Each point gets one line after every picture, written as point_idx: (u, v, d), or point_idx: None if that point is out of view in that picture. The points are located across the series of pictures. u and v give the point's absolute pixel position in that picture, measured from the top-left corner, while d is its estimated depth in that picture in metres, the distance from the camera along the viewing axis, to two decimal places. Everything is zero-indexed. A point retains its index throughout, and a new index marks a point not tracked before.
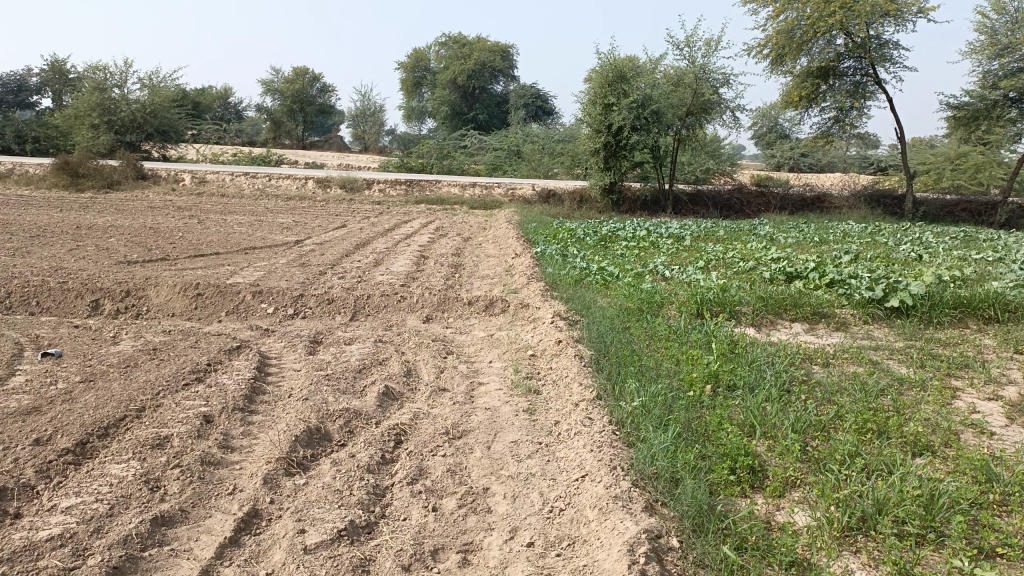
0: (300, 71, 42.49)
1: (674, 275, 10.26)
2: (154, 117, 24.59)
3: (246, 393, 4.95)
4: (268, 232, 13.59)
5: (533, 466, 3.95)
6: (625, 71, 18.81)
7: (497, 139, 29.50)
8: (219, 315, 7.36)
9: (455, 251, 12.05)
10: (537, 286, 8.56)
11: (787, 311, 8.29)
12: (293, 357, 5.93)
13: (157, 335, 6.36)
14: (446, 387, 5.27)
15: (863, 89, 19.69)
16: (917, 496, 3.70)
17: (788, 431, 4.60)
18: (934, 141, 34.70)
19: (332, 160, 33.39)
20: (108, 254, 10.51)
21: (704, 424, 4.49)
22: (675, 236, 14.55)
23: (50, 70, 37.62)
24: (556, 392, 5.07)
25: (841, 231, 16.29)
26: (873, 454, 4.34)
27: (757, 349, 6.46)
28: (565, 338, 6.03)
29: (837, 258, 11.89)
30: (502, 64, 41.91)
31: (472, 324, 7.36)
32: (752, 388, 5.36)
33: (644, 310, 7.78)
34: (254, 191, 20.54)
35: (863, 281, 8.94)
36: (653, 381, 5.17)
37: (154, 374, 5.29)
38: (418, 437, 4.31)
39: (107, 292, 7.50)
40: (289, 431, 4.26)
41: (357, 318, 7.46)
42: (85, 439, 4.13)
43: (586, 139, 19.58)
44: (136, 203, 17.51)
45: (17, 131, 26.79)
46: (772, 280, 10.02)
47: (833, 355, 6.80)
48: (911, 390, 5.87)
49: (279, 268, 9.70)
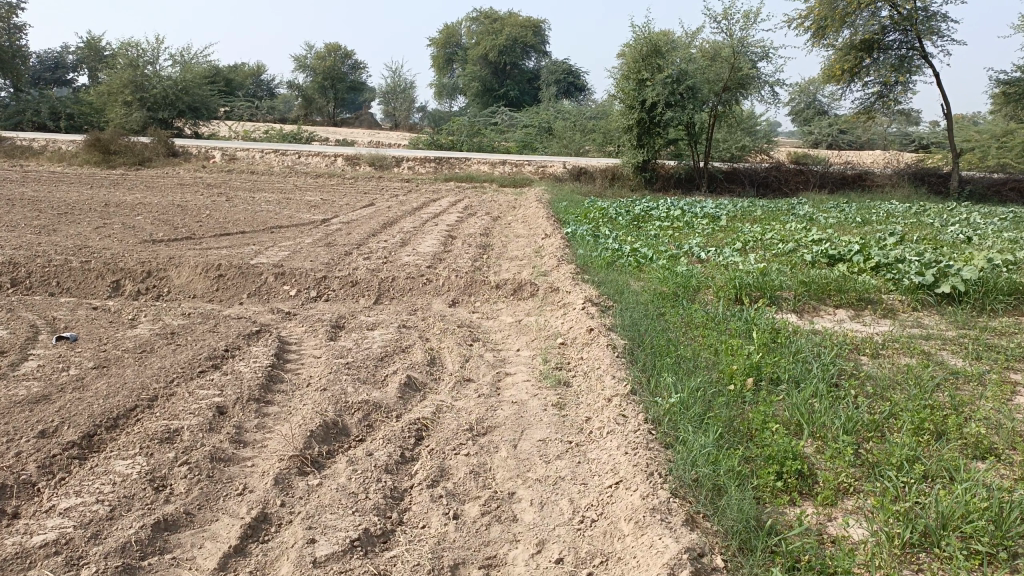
0: (332, 47, 42.29)
1: (710, 257, 9.88)
2: (185, 94, 24.55)
3: (262, 381, 4.73)
4: (295, 211, 13.41)
5: (563, 468, 3.68)
6: (660, 45, 18.25)
7: (528, 116, 29.05)
8: (240, 297, 7.15)
9: (484, 231, 11.77)
10: (568, 268, 8.26)
11: (831, 297, 7.89)
12: (314, 342, 5.71)
13: (176, 318, 6.17)
14: (472, 376, 5.01)
15: (909, 63, 18.92)
16: (986, 509, 3.36)
17: (837, 432, 4.27)
18: (979, 118, 33.56)
19: (362, 137, 33.21)
20: (134, 232, 10.39)
21: (748, 424, 4.18)
22: (711, 216, 14.11)
23: (86, 48, 37.90)
24: (587, 386, 4.77)
25: (885, 211, 15.69)
26: (933, 458, 4.00)
27: (801, 338, 6.10)
28: (597, 325, 5.71)
29: (882, 239, 11.39)
30: (534, 39, 41.28)
31: (499, 309, 7.07)
32: (798, 383, 5.03)
33: (680, 295, 7.45)
34: (284, 168, 20.42)
35: (912, 266, 8.48)
36: (692, 374, 4.86)
37: (169, 360, 5.10)
38: (440, 434, 4.05)
39: (127, 273, 7.34)
40: (304, 425, 4.02)
41: (381, 301, 7.22)
42: (92, 431, 3.95)
43: (619, 115, 19.09)
44: (165, 181, 17.46)
45: (52, 108, 26.94)
46: (813, 264, 9.59)
47: (882, 345, 6.42)
48: (967, 385, 5.49)
49: (305, 248, 9.48)
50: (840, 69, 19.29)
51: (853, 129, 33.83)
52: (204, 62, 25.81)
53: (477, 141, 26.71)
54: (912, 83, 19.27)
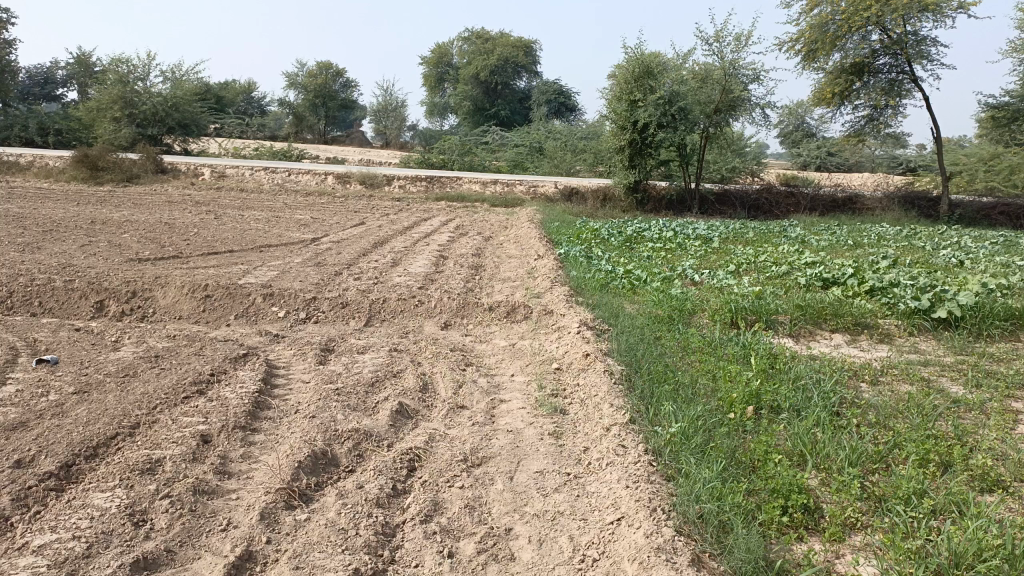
0: (323, 65, 42.35)
1: (704, 280, 9.79)
2: (175, 110, 24.43)
3: (249, 407, 4.58)
4: (285, 229, 13.27)
5: (561, 502, 3.55)
6: (652, 66, 18.31)
7: (519, 135, 29.07)
8: (228, 319, 6.99)
9: (476, 251, 11.66)
10: (561, 290, 8.15)
11: (827, 321, 7.81)
12: (303, 367, 5.56)
13: (160, 340, 6.01)
14: (465, 403, 4.87)
15: (899, 87, 19.05)
16: (1000, 547, 3.24)
17: (841, 464, 4.16)
18: (965, 142, 33.85)
19: (353, 155, 33.15)
20: (120, 250, 10.23)
21: (750, 455, 4.06)
22: (703, 238, 14.05)
23: (76, 64, 37.79)
24: (584, 414, 4.65)
25: (875, 233, 15.70)
26: (941, 491, 3.89)
27: (799, 364, 5.99)
28: (593, 350, 5.59)
29: (875, 262, 11.35)
30: (526, 59, 41.45)
31: (492, 332, 6.95)
32: (799, 412, 4.91)
33: (675, 319, 7.35)
34: (274, 186, 20.30)
35: (908, 290, 8.41)
36: (691, 402, 4.74)
37: (152, 385, 4.94)
38: (433, 464, 3.91)
39: (111, 293, 7.17)
40: (292, 455, 3.88)
41: (372, 323, 7.08)
42: (70, 461, 3.79)
43: (611, 136, 19.09)
44: (153, 198, 17.29)
45: (40, 123, 26.76)
46: (807, 287, 9.52)
47: (881, 371, 6.33)
48: (969, 413, 5.39)
49: (294, 267, 9.35)
50: (831, 92, 19.39)
51: (842, 151, 34.03)
52: (195, 79, 25.73)
53: (468, 160, 26.68)
54: (902, 107, 19.40)
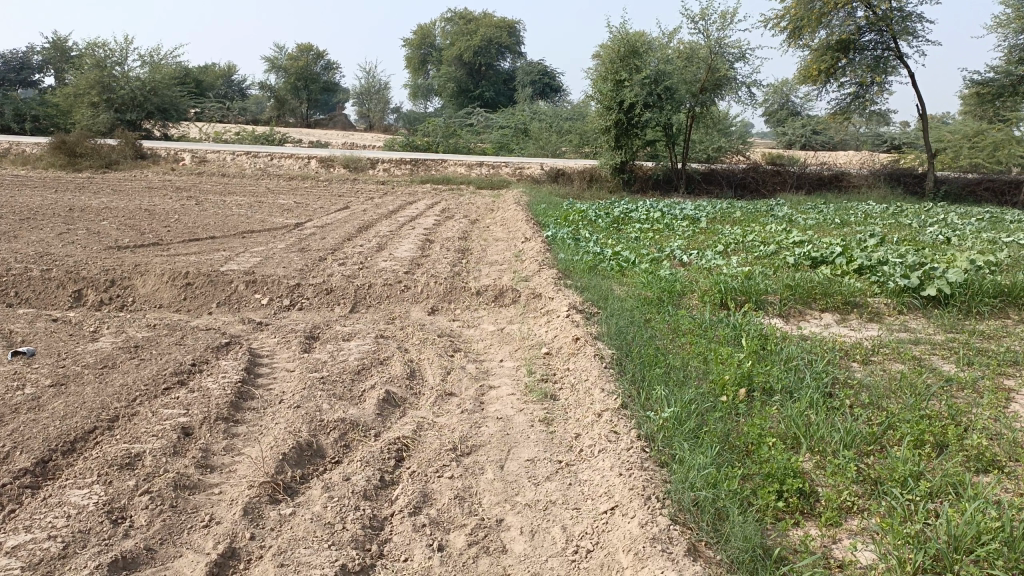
0: (305, 47, 41.81)
1: (692, 260, 9.72)
2: (154, 95, 24.03)
3: (231, 399, 4.47)
4: (268, 214, 13.09)
5: (553, 491, 3.47)
6: (637, 46, 18.15)
7: (504, 117, 28.83)
8: (209, 307, 6.85)
9: (462, 234, 11.54)
10: (550, 273, 8.06)
11: (817, 300, 7.77)
12: (287, 355, 5.44)
13: (141, 330, 5.87)
14: (454, 390, 4.78)
15: (885, 64, 18.99)
16: (1000, 530, 3.18)
17: (837, 447, 4.10)
18: (949, 119, 33.91)
19: (337, 139, 32.82)
20: (99, 238, 10.03)
21: (745, 439, 3.99)
22: (691, 218, 13.98)
23: (52, 49, 37.12)
24: (575, 399, 4.56)
25: (862, 211, 15.71)
26: (937, 473, 3.84)
27: (791, 345, 5.93)
28: (583, 334, 5.50)
29: (863, 241, 11.31)
30: (509, 39, 41.07)
31: (480, 316, 6.84)
32: (792, 394, 4.85)
33: (665, 300, 7.27)
34: (256, 170, 20.04)
35: (897, 268, 8.36)
36: (683, 386, 4.67)
37: (132, 377, 4.81)
38: (422, 454, 3.82)
39: (90, 282, 7.01)
40: (276, 448, 3.77)
41: (357, 309, 6.96)
42: (47, 457, 3.67)
43: (597, 116, 18.93)
44: (132, 184, 17.02)
45: (16, 110, 26.29)
46: (796, 266, 9.47)
47: (872, 351, 6.29)
48: (961, 392, 5.35)
49: (277, 253, 9.20)
50: (817, 70, 19.29)
51: (826, 130, 34.03)
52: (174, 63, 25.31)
53: (453, 142, 26.43)
54: (887, 84, 19.34)
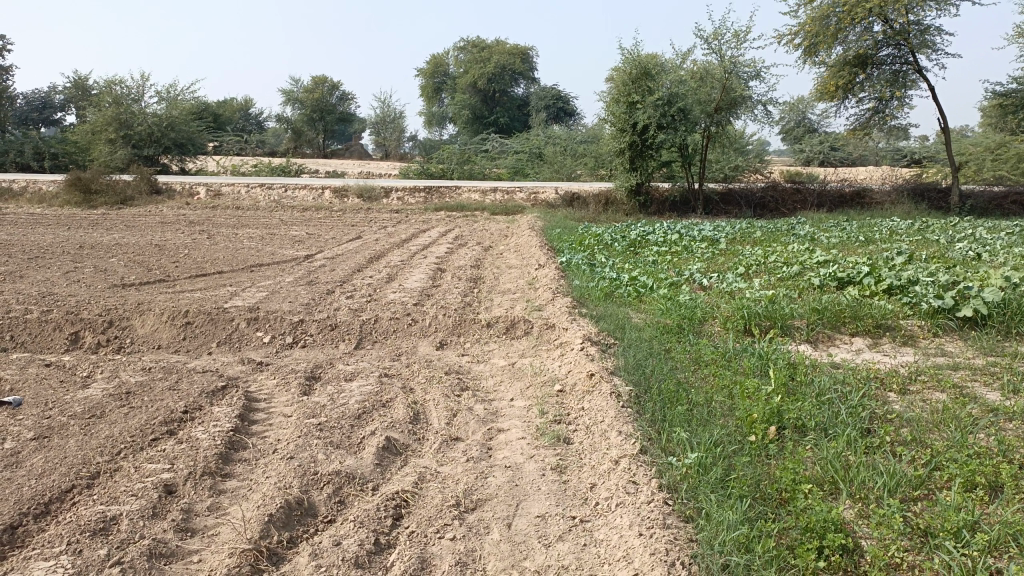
0: (319, 79, 42.12)
1: (713, 284, 9.35)
2: (171, 130, 24.14)
3: (221, 450, 4.17)
4: (279, 247, 12.89)
5: (565, 554, 3.13)
6: (649, 67, 17.92)
7: (518, 142, 28.69)
8: (209, 346, 6.57)
9: (475, 262, 11.25)
10: (563, 301, 7.76)
11: (846, 324, 7.39)
12: (285, 399, 5.13)
13: (134, 375, 5.61)
14: (460, 434, 4.45)
15: (904, 78, 18.63)
16: None
17: (879, 493, 3.73)
18: (970, 131, 33.27)
19: (352, 168, 32.87)
20: (105, 276, 9.86)
21: (778, 487, 3.63)
22: (710, 239, 13.63)
23: (73, 88, 37.67)
24: (589, 442, 4.22)
25: (887, 228, 15.29)
26: (996, 523, 3.43)
27: (823, 374, 5.55)
28: (598, 369, 5.16)
29: (890, 259, 10.89)
30: (523, 66, 41.16)
31: (490, 350, 6.53)
32: (827, 432, 4.47)
33: (685, 328, 6.90)
34: (270, 202, 19.96)
35: (930, 288, 7.96)
36: (707, 426, 4.32)
37: (119, 427, 4.53)
38: (422, 511, 3.50)
39: (87, 323, 6.77)
40: (262, 507, 3.47)
41: (362, 345, 6.66)
42: (15, 523, 3.38)
43: (610, 138, 18.69)
44: (146, 219, 16.95)
45: (35, 148, 26.47)
46: (821, 288, 9.06)
47: (909, 379, 5.88)
48: (1010, 423, 4.93)
49: (284, 287, 8.96)
50: (834, 85, 18.93)
51: (844, 146, 33.57)
52: (190, 98, 25.43)
53: (468, 169, 26.28)
54: (907, 98, 18.93)
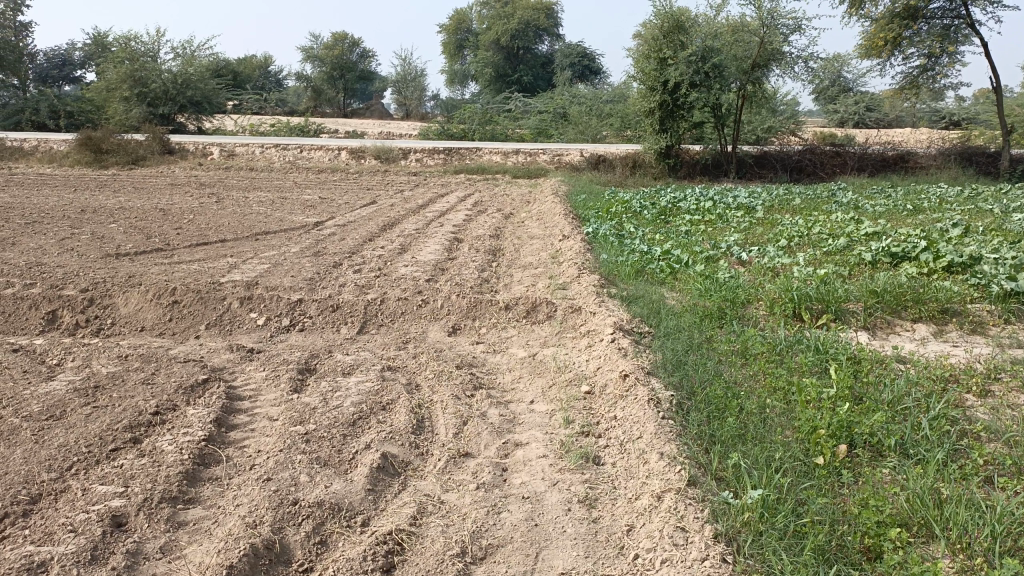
0: (340, 35, 41.14)
1: (753, 258, 8.55)
2: (187, 88, 23.40)
3: (187, 467, 3.52)
4: (288, 212, 12.22)
5: None
6: (682, 20, 16.83)
7: (542, 102, 27.63)
8: (197, 329, 5.93)
9: (494, 231, 10.52)
10: (590, 279, 7.05)
11: (907, 309, 6.57)
12: (273, 397, 4.48)
13: (108, 364, 4.98)
14: (471, 449, 3.78)
15: (956, 33, 17.36)
16: None
17: (987, 544, 2.98)
18: (1014, 93, 31.63)
19: (372, 128, 32.10)
20: (101, 243, 9.24)
21: (859, 531, 2.91)
22: (745, 207, 12.76)
23: (91, 45, 36.95)
24: (625, 467, 3.54)
25: (935, 195, 14.29)
26: None
27: (893, 375, 4.78)
28: (633, 370, 4.44)
29: (945, 231, 9.96)
30: (547, 22, 39.83)
31: (509, 337, 5.83)
32: (909, 453, 3.73)
33: (727, 313, 6.13)
34: (285, 163, 19.27)
35: (1001, 268, 7.06)
36: (767, 446, 3.60)
37: (76, 434, 3.90)
38: (419, 561, 2.85)
39: (66, 301, 6.14)
40: (224, 555, 2.83)
41: (366, 329, 5.98)
42: None
43: (639, 98, 17.71)
44: (156, 181, 16.33)
45: (50, 106, 25.77)
46: (874, 265, 8.17)
47: (990, 378, 5.07)
48: None
49: (288, 258, 8.30)
50: (881, 41, 17.74)
51: (881, 106, 32.08)
52: (207, 55, 24.65)
53: (490, 129, 25.34)
54: (959, 55, 17.69)
